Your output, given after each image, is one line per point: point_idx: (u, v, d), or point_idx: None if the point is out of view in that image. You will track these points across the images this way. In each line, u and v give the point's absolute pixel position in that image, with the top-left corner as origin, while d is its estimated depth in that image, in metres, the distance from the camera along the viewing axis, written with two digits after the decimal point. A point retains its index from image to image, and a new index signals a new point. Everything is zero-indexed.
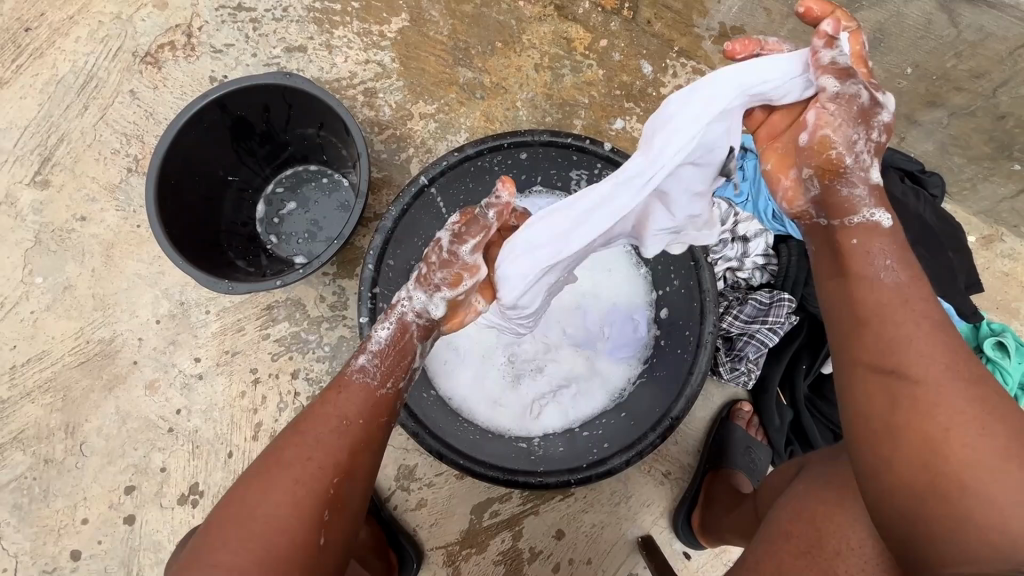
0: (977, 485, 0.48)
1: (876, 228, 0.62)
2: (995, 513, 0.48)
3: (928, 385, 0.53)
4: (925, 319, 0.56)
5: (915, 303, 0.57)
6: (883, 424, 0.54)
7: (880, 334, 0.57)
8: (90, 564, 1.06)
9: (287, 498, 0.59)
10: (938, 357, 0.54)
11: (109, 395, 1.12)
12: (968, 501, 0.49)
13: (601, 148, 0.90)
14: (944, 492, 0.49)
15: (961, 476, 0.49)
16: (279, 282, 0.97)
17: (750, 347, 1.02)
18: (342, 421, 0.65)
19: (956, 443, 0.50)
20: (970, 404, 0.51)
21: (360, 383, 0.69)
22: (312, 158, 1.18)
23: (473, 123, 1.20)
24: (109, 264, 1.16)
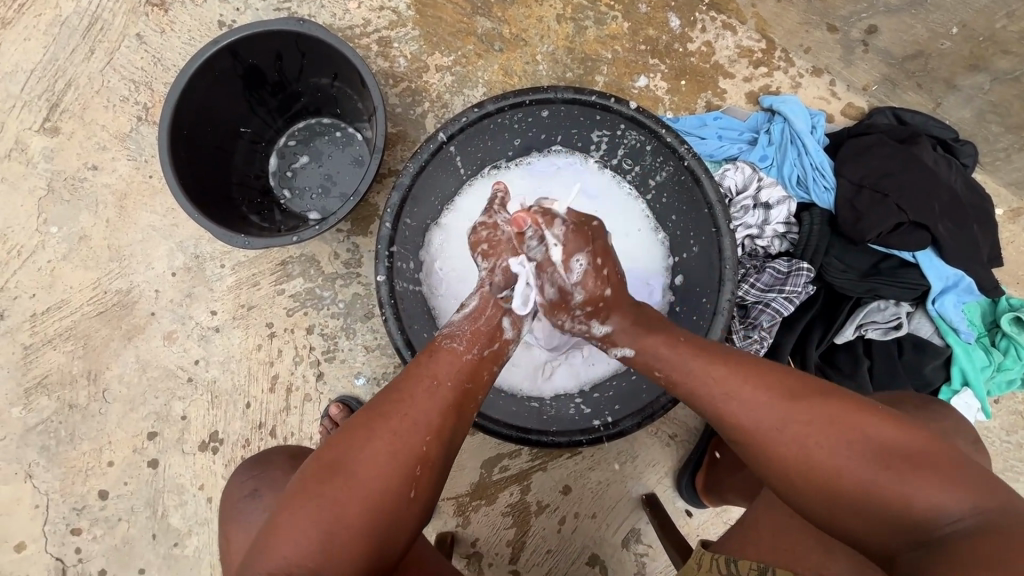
0: (850, 474, 0.57)
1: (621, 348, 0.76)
2: (880, 497, 0.55)
3: (766, 427, 0.62)
4: (715, 368, 0.67)
5: (719, 368, 0.67)
6: (782, 477, 0.61)
7: (708, 400, 0.66)
8: (118, 504, 1.11)
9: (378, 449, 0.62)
10: (750, 399, 0.64)
11: (128, 344, 1.14)
12: (857, 483, 0.56)
13: (626, 107, 0.86)
14: (838, 489, 0.57)
15: (836, 489, 0.57)
16: (294, 238, 0.96)
17: (764, 315, 1.00)
18: (427, 382, 0.68)
19: (811, 448, 0.59)
20: (788, 418, 0.61)
21: (447, 348, 0.72)
22: (325, 111, 1.15)
23: (490, 77, 1.16)
24: (122, 214, 1.16)
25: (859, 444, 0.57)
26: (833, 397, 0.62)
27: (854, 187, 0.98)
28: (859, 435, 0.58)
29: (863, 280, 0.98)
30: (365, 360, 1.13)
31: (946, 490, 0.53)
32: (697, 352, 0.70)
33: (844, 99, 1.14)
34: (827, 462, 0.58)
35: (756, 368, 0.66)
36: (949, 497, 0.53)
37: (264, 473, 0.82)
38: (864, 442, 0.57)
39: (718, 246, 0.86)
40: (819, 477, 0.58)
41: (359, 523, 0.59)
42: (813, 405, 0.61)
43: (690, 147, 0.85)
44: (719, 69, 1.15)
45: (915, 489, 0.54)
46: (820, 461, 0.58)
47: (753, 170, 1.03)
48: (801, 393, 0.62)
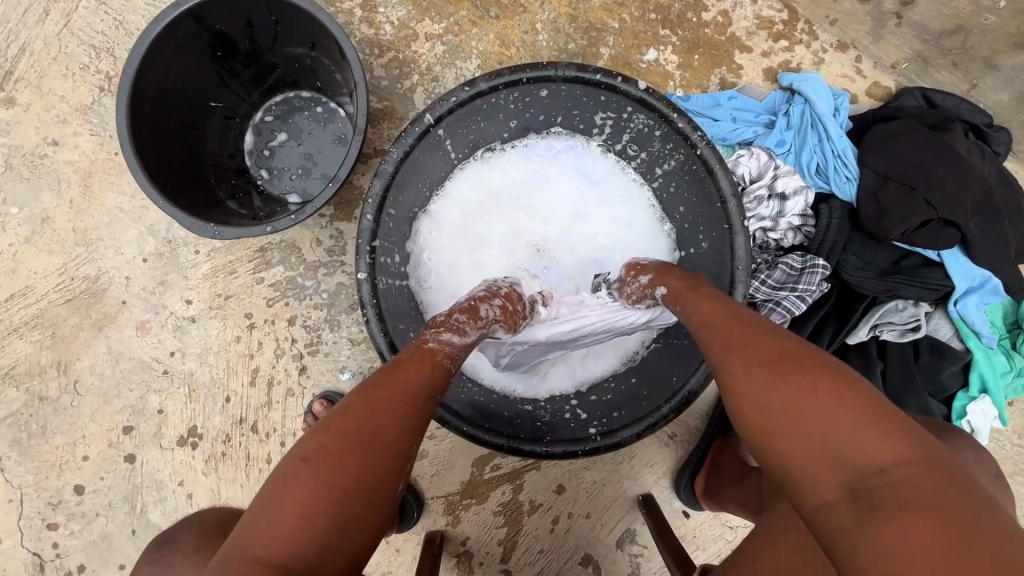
0: (784, 391, 0.52)
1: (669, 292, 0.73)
2: (809, 438, 0.48)
3: (727, 338, 0.60)
4: (710, 297, 0.66)
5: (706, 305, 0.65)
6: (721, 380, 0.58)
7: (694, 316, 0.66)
8: (94, 499, 1.07)
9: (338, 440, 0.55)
10: (721, 331, 0.61)
11: (99, 334, 1.07)
12: (786, 406, 0.51)
13: (634, 88, 0.77)
14: (766, 402, 0.52)
15: (767, 412, 0.52)
16: (270, 228, 0.87)
17: (774, 315, 0.94)
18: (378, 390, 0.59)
19: (755, 356, 0.56)
20: (749, 335, 0.58)
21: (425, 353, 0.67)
22: (304, 84, 1.05)
23: (485, 47, 1.06)
24: (87, 195, 1.08)
25: (800, 377, 0.51)
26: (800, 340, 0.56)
27: (878, 178, 0.90)
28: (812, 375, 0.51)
29: (882, 280, 0.91)
30: (350, 354, 1.07)
31: (886, 446, 0.46)
32: (697, 292, 0.68)
33: (870, 77, 1.05)
34: (762, 374, 0.54)
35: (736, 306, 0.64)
36: (887, 451, 0.45)
37: (165, 555, 0.84)
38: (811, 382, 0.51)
39: (730, 244, 0.78)
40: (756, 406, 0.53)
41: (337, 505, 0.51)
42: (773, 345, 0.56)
43: (704, 134, 0.77)
44: (735, 42, 1.05)
45: (851, 435, 0.47)
46: (758, 370, 0.54)
47: (769, 157, 0.95)
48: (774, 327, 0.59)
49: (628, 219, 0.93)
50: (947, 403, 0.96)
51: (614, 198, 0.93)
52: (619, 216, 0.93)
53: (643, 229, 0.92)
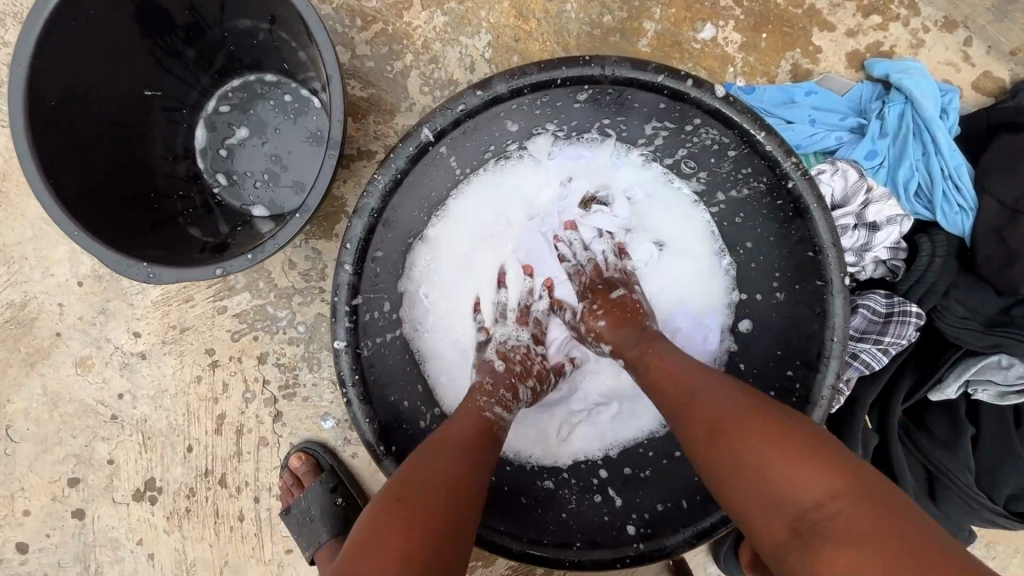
0: (721, 436, 0.51)
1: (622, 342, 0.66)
2: (749, 486, 0.48)
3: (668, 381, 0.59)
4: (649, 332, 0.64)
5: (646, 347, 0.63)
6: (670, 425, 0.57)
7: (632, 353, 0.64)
8: (40, 558, 0.93)
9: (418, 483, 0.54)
10: (663, 378, 0.59)
11: (31, 371, 0.89)
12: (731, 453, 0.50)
13: (711, 96, 0.56)
14: (711, 449, 0.52)
15: (712, 458, 0.51)
16: (220, 271, 0.66)
17: (850, 370, 0.77)
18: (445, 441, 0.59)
19: (693, 404, 0.55)
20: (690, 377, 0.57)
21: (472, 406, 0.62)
22: (267, 65, 0.82)
23: (497, 19, 0.83)
24: (3, 202, 0.87)
25: (739, 425, 0.50)
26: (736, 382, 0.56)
27: (1004, 212, 0.71)
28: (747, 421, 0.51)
29: (988, 334, 0.73)
30: (333, 398, 0.90)
31: (819, 478, 0.45)
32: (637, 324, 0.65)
33: (980, 66, 0.83)
34: (704, 419, 0.53)
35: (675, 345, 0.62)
36: (818, 489, 0.45)
37: None
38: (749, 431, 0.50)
39: (822, 305, 0.60)
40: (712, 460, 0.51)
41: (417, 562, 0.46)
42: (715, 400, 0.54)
43: (799, 160, 0.57)
44: (815, 17, 0.83)
45: (782, 479, 0.46)
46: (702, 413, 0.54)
47: (859, 173, 0.75)
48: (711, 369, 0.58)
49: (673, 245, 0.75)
50: None
51: (660, 213, 0.75)
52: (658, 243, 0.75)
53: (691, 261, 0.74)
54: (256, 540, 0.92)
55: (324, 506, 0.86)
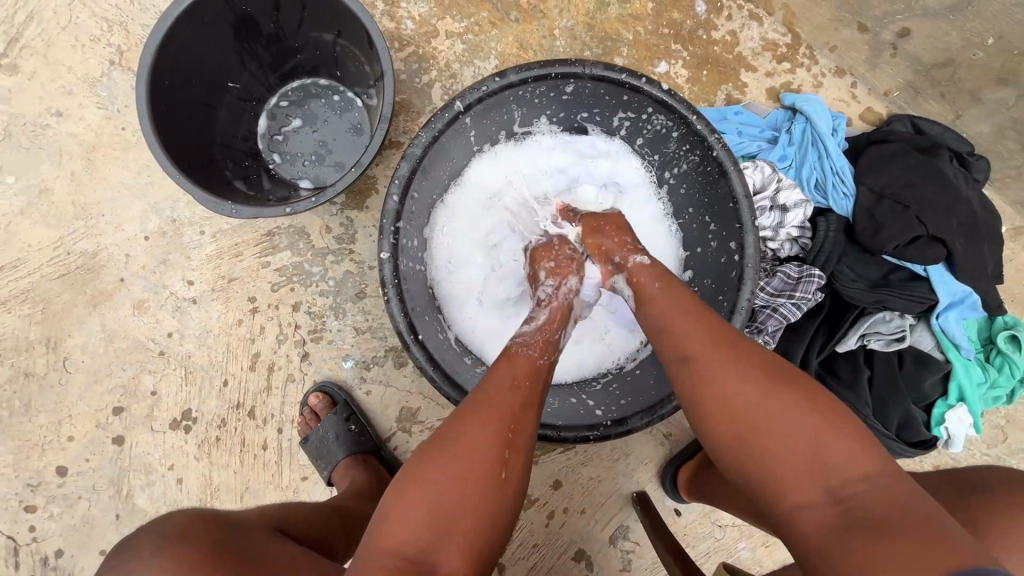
0: (759, 415, 0.57)
1: (639, 267, 0.75)
2: (795, 453, 0.54)
3: (694, 350, 0.64)
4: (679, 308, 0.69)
5: (672, 295, 0.70)
6: (708, 394, 0.61)
7: (664, 330, 0.67)
8: (78, 480, 1.04)
9: (492, 425, 0.59)
10: (704, 342, 0.64)
11: (93, 311, 1.04)
12: (765, 427, 0.56)
13: (657, 89, 0.80)
14: (743, 427, 0.58)
15: (748, 428, 0.57)
16: (288, 209, 0.88)
17: (772, 320, 0.98)
18: (523, 378, 0.66)
19: (734, 386, 0.59)
20: (728, 360, 0.62)
21: (524, 354, 0.71)
22: (323, 71, 1.05)
23: (503, 49, 1.08)
24: (90, 168, 1.05)
25: (784, 406, 0.57)
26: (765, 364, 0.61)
27: (874, 197, 0.96)
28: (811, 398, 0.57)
29: (872, 292, 0.97)
30: (354, 342, 1.07)
31: (863, 462, 0.52)
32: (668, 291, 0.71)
33: (864, 102, 1.10)
34: (745, 398, 0.58)
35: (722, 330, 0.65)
36: (865, 466, 0.52)
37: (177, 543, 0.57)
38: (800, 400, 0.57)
39: (740, 244, 0.82)
40: (732, 420, 0.58)
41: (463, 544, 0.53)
42: (769, 364, 0.61)
43: (720, 137, 0.80)
44: (742, 61, 1.10)
45: (831, 448, 0.53)
46: (743, 393, 0.59)
47: (773, 169, 1.00)
48: (735, 347, 0.63)
49: (644, 213, 0.96)
50: (927, 410, 1.02)
51: (635, 191, 0.97)
52: (638, 209, 0.97)
53: (659, 233, 0.96)
54: (276, 467, 1.05)
55: (339, 433, 1.00)
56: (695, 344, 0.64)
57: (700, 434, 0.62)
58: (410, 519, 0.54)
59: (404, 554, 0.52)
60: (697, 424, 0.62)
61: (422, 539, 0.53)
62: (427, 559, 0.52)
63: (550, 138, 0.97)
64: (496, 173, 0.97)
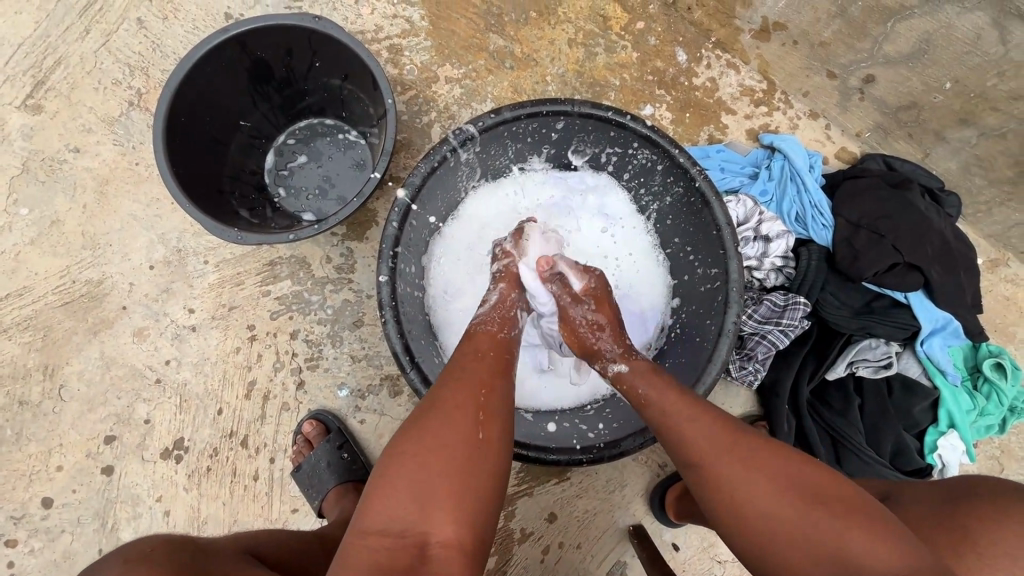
0: (774, 530, 0.57)
1: (621, 374, 0.75)
2: (822, 567, 0.54)
3: (699, 461, 0.63)
4: (674, 412, 0.68)
5: (669, 393, 0.70)
6: (724, 508, 0.61)
7: (669, 440, 0.67)
8: (62, 513, 1.01)
9: (468, 390, 0.64)
10: (706, 447, 0.63)
11: (93, 339, 1.06)
12: (780, 543, 0.56)
13: (641, 126, 0.86)
14: (765, 547, 0.57)
15: (770, 544, 0.57)
16: (291, 236, 0.92)
17: (761, 347, 1.01)
18: (486, 352, 0.72)
19: (744, 499, 0.59)
20: (734, 467, 0.61)
21: (483, 330, 0.77)
22: (329, 112, 1.12)
23: (499, 93, 1.16)
24: (102, 200, 1.09)
25: (800, 514, 0.56)
26: (770, 464, 0.60)
27: (851, 227, 1.01)
28: (818, 495, 0.57)
29: (854, 318, 1.00)
30: (350, 370, 1.08)
31: (892, 558, 0.51)
32: (659, 388, 0.71)
33: (838, 143, 1.17)
34: (760, 517, 0.58)
35: (727, 433, 0.64)
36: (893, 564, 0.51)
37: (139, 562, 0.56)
38: (809, 501, 0.57)
39: (725, 269, 0.85)
40: (751, 534, 0.58)
41: (452, 514, 0.54)
42: (774, 464, 0.60)
43: (702, 169, 0.85)
44: (722, 105, 1.17)
45: (859, 554, 0.52)
46: (753, 507, 0.58)
47: (755, 203, 1.06)
48: (734, 449, 0.62)
49: (633, 248, 1.01)
50: (920, 438, 1.03)
51: (625, 225, 1.01)
52: (628, 242, 1.01)
53: (647, 264, 1.00)
54: (266, 499, 1.04)
55: (331, 460, 1.00)
56: (695, 448, 0.64)
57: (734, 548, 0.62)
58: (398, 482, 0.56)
59: (393, 530, 0.54)
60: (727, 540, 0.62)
61: (408, 522, 0.54)
62: (416, 534, 0.53)
63: (542, 175, 1.02)
64: (492, 205, 1.02)
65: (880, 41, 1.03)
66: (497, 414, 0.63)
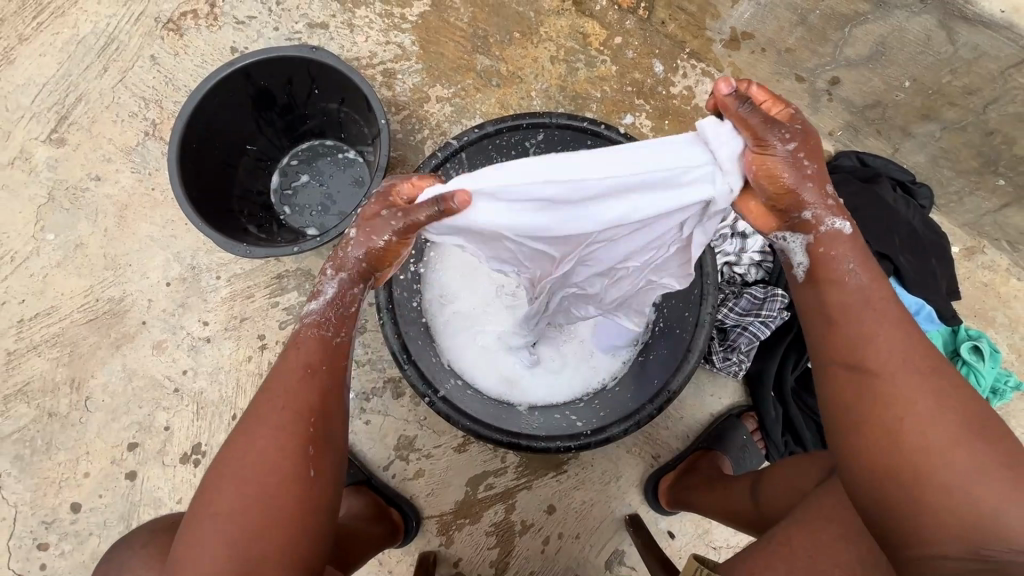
0: (937, 456, 0.52)
1: (836, 235, 0.60)
2: (961, 509, 0.50)
3: (874, 370, 0.56)
4: (876, 309, 0.59)
5: (877, 296, 0.59)
6: (871, 421, 0.55)
7: (843, 332, 0.59)
8: (90, 517, 1.08)
9: (287, 431, 0.62)
10: (900, 359, 0.56)
11: (116, 352, 1.13)
12: (925, 464, 0.52)
13: (615, 134, 0.93)
14: (901, 470, 0.53)
15: (917, 468, 0.52)
16: (295, 249, 1.00)
17: (743, 338, 1.06)
18: (318, 363, 0.65)
19: (918, 419, 0.53)
20: (925, 392, 0.54)
21: (316, 335, 0.66)
22: (329, 134, 1.20)
23: (487, 109, 1.24)
24: (122, 224, 1.18)
25: (976, 457, 0.51)
26: (964, 397, 0.54)
27: None
28: (1013, 457, 0.51)
29: None
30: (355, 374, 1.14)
31: None
32: (855, 281, 0.60)
33: None
34: (925, 442, 0.52)
35: (927, 354, 0.57)
36: None
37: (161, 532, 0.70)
38: (1002, 458, 0.51)
39: (699, 263, 0.91)
40: (893, 451, 0.53)
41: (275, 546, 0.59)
42: (973, 405, 0.54)
43: None
44: (699, 111, 1.24)
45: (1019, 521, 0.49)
46: (926, 430, 0.53)
47: None
48: (932, 368, 0.55)
49: None
50: None
51: None
52: None
53: None
54: None
55: None
56: (879, 354, 0.57)
57: (839, 452, 0.58)
58: (210, 557, 0.57)
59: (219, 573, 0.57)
60: (845, 442, 0.57)
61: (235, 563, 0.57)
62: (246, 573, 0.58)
63: None
64: None
65: (841, 45, 1.09)
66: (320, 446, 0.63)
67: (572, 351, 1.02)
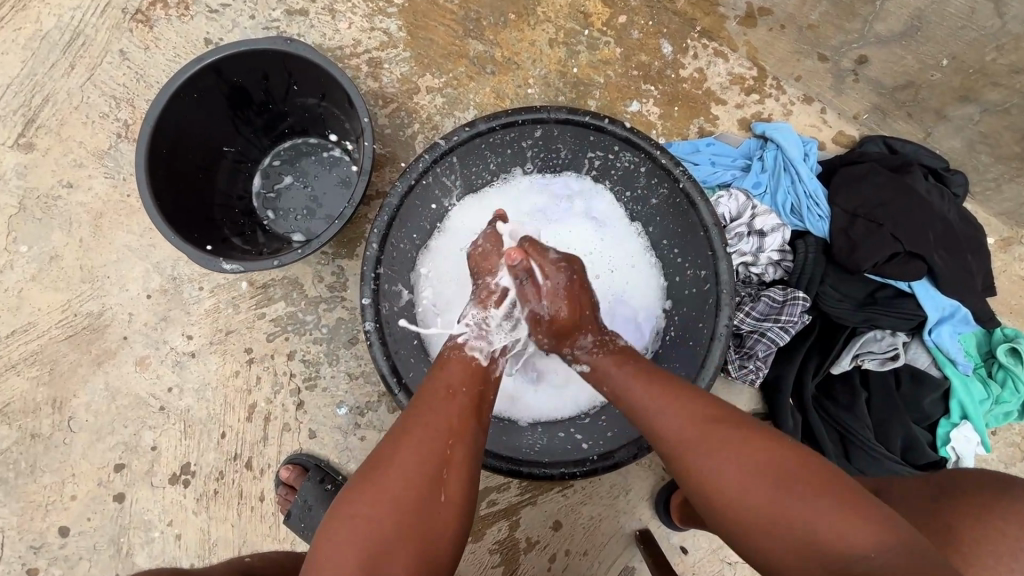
0: (745, 502, 0.55)
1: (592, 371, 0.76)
2: (787, 535, 0.52)
3: (666, 439, 0.63)
4: (646, 389, 0.67)
5: (630, 385, 0.69)
6: (691, 486, 0.60)
7: (636, 419, 0.67)
8: (78, 541, 1.04)
9: (433, 439, 0.61)
10: (679, 425, 0.62)
11: (97, 369, 1.08)
12: (738, 510, 0.56)
13: (619, 127, 0.85)
14: (739, 529, 0.56)
15: (743, 516, 0.55)
16: (277, 262, 0.93)
17: (761, 345, 0.98)
18: (459, 385, 0.69)
19: (715, 470, 0.58)
20: (706, 449, 0.59)
21: (460, 357, 0.74)
22: (312, 131, 1.12)
23: (481, 99, 1.15)
24: (97, 234, 1.11)
25: (773, 485, 0.54)
26: (742, 433, 0.60)
27: (848, 217, 0.98)
28: (795, 474, 0.55)
29: (856, 313, 0.97)
30: (348, 388, 1.08)
31: (870, 534, 0.49)
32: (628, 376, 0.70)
33: (835, 127, 1.13)
34: (730, 493, 0.56)
35: (699, 409, 0.63)
36: (867, 541, 0.49)
37: None
38: (783, 479, 0.55)
39: (714, 270, 0.83)
40: (717, 506, 0.57)
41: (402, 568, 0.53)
42: (744, 443, 0.58)
43: (686, 169, 0.83)
44: (711, 96, 1.14)
45: (829, 528, 0.50)
46: (722, 483, 0.57)
47: (747, 197, 1.04)
48: (696, 418, 0.62)
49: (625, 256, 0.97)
50: (932, 430, 0.99)
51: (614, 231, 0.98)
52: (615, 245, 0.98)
53: (639, 266, 0.97)
54: (273, 519, 1.05)
55: (316, 494, 0.99)
56: (662, 425, 0.63)
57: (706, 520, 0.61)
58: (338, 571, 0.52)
59: None
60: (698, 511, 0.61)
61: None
62: None
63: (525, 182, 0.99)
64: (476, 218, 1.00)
65: (870, 20, 0.99)
66: (460, 465, 0.61)
67: (579, 363, 0.96)
